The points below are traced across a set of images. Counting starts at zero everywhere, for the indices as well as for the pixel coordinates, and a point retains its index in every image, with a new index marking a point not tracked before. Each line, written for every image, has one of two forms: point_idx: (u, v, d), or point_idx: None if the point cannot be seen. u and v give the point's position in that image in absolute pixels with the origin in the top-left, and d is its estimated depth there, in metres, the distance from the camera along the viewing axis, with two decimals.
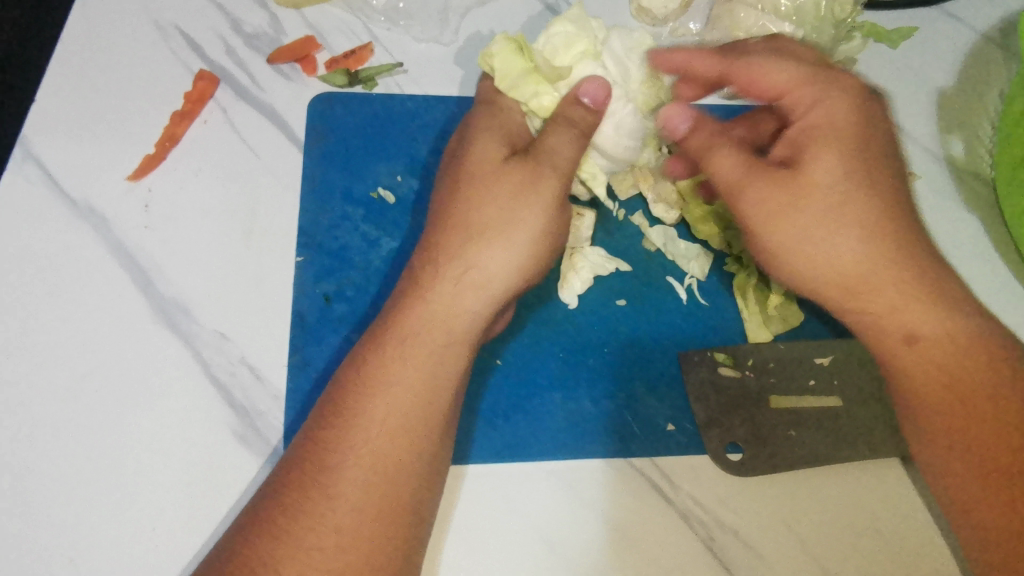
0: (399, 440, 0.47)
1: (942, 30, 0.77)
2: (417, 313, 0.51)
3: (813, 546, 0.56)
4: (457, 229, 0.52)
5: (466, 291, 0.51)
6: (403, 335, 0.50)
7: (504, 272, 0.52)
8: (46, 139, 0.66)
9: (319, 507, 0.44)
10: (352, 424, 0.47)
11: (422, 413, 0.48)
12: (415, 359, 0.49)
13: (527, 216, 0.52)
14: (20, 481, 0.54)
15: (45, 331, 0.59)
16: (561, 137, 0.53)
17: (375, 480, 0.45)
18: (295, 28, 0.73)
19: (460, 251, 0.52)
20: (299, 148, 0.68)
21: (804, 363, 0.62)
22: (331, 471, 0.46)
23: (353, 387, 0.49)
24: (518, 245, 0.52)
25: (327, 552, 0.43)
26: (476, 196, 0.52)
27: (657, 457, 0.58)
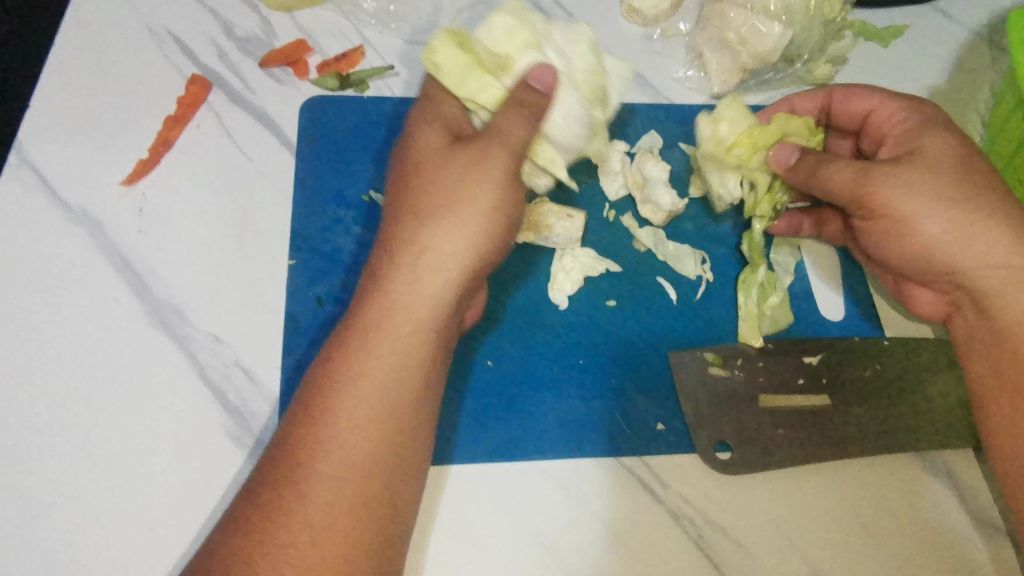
0: (366, 429, 0.47)
1: (931, 28, 0.77)
2: (377, 303, 0.51)
3: (800, 542, 0.57)
4: (414, 219, 0.52)
5: (423, 275, 0.51)
6: (366, 326, 0.51)
7: (462, 255, 0.52)
8: (40, 144, 0.66)
9: (291, 501, 0.45)
10: (321, 419, 0.48)
11: (388, 402, 0.48)
12: (376, 348, 0.49)
13: (477, 196, 0.52)
14: (19, 483, 0.54)
15: (41, 335, 0.59)
16: (510, 118, 0.53)
17: (345, 472, 0.46)
18: (286, 31, 0.73)
19: (415, 236, 0.52)
20: (291, 151, 0.69)
21: (792, 362, 0.62)
22: (302, 465, 0.46)
23: (317, 379, 0.49)
24: (476, 230, 0.52)
25: (300, 545, 0.44)
26: (429, 181, 0.53)
27: (647, 456, 0.59)
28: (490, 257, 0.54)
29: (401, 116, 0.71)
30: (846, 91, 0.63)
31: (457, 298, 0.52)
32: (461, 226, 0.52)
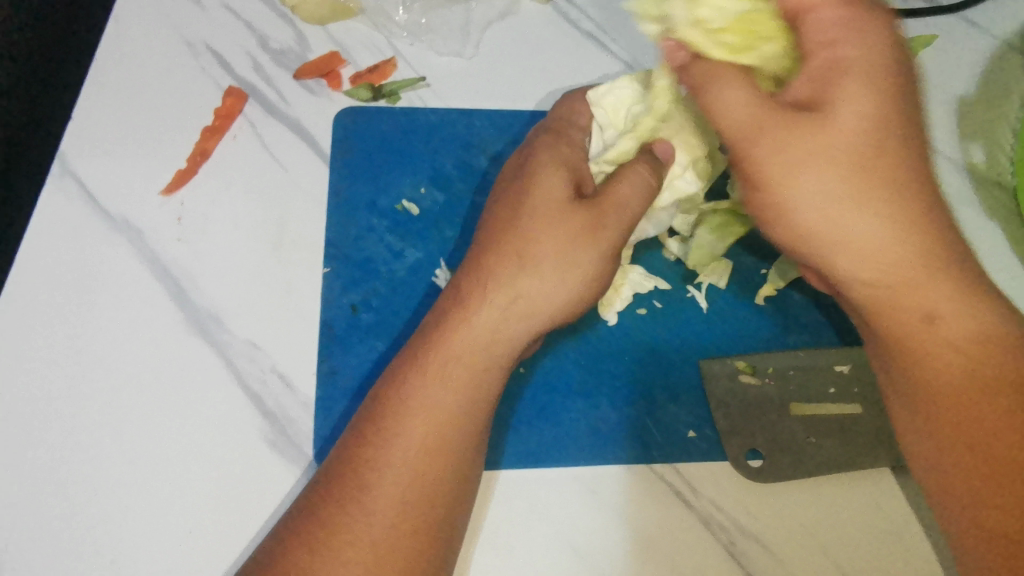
0: (435, 457, 0.48)
1: (959, 37, 0.78)
2: (462, 335, 0.52)
3: (835, 550, 0.56)
4: (513, 257, 0.53)
5: (512, 318, 0.52)
6: (446, 357, 0.51)
7: (556, 306, 0.53)
8: (83, 155, 0.68)
9: (357, 523, 0.46)
10: (390, 442, 0.48)
11: (463, 437, 0.50)
12: (452, 378, 0.50)
13: (585, 257, 0.53)
14: (63, 485, 0.56)
15: (84, 341, 0.61)
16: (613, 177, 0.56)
17: (410, 497, 0.47)
18: (320, 44, 0.75)
19: (512, 279, 0.52)
20: (325, 161, 0.70)
21: (823, 370, 0.62)
22: (367, 485, 0.47)
23: (391, 403, 0.50)
24: (574, 282, 0.53)
25: (365, 568, 0.45)
26: (548, 231, 0.53)
27: (679, 463, 0.59)
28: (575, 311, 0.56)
29: (433, 127, 0.73)
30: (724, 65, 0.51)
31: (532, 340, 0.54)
32: (560, 281, 0.52)
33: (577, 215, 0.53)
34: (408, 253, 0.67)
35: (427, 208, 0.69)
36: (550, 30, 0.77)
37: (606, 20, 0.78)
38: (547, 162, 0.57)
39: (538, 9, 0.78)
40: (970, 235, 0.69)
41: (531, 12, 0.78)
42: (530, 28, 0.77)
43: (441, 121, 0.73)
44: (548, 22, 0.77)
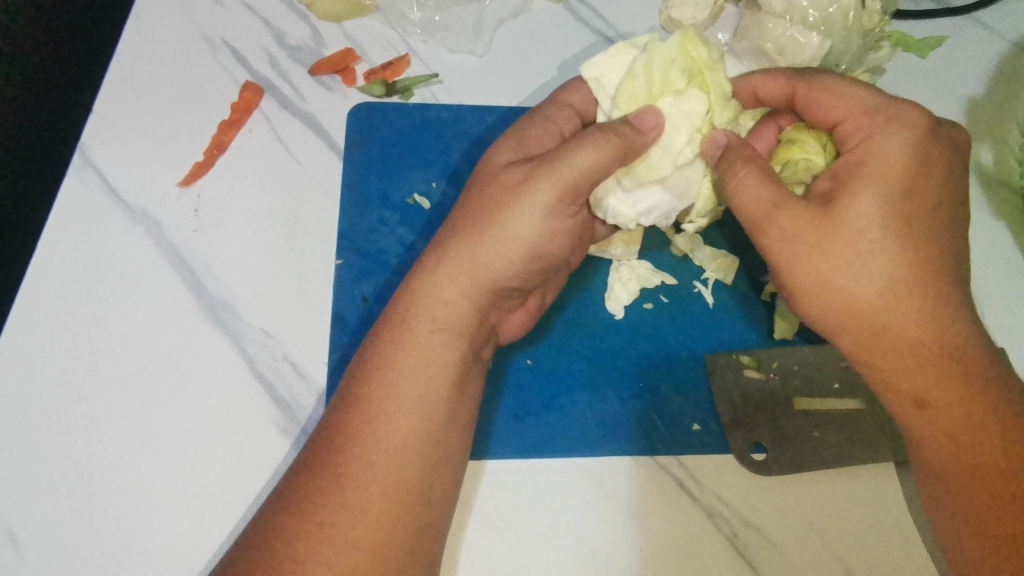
0: (395, 416, 0.49)
1: (970, 39, 0.78)
2: (406, 304, 0.54)
3: (836, 545, 0.57)
4: (449, 230, 0.56)
5: (447, 279, 0.54)
6: (395, 324, 0.53)
7: (492, 260, 0.54)
8: (102, 146, 0.70)
9: (328, 483, 0.48)
10: (354, 406, 0.50)
11: (417, 396, 0.50)
12: (401, 340, 0.52)
13: (519, 214, 0.53)
14: (83, 467, 0.57)
15: (102, 327, 0.63)
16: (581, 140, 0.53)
17: (377, 455, 0.48)
18: (336, 40, 0.76)
19: (447, 244, 0.55)
20: (339, 156, 0.71)
21: (828, 366, 0.63)
22: (340, 451, 0.48)
23: (357, 370, 0.52)
24: (511, 236, 0.53)
25: (340, 527, 0.46)
26: (482, 200, 0.55)
27: (683, 456, 0.60)
28: (531, 264, 0.55)
29: (444, 123, 0.74)
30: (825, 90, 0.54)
31: (480, 302, 0.54)
32: (494, 240, 0.53)
33: (511, 177, 0.55)
34: (419, 246, 0.69)
35: (438, 202, 0.71)
36: (562, 28, 0.78)
37: (617, 18, 0.79)
38: (506, 142, 0.59)
39: (550, 7, 0.79)
40: (976, 236, 0.70)
41: (543, 10, 0.79)
42: (542, 26, 0.78)
43: (453, 117, 0.74)
44: (560, 20, 0.78)
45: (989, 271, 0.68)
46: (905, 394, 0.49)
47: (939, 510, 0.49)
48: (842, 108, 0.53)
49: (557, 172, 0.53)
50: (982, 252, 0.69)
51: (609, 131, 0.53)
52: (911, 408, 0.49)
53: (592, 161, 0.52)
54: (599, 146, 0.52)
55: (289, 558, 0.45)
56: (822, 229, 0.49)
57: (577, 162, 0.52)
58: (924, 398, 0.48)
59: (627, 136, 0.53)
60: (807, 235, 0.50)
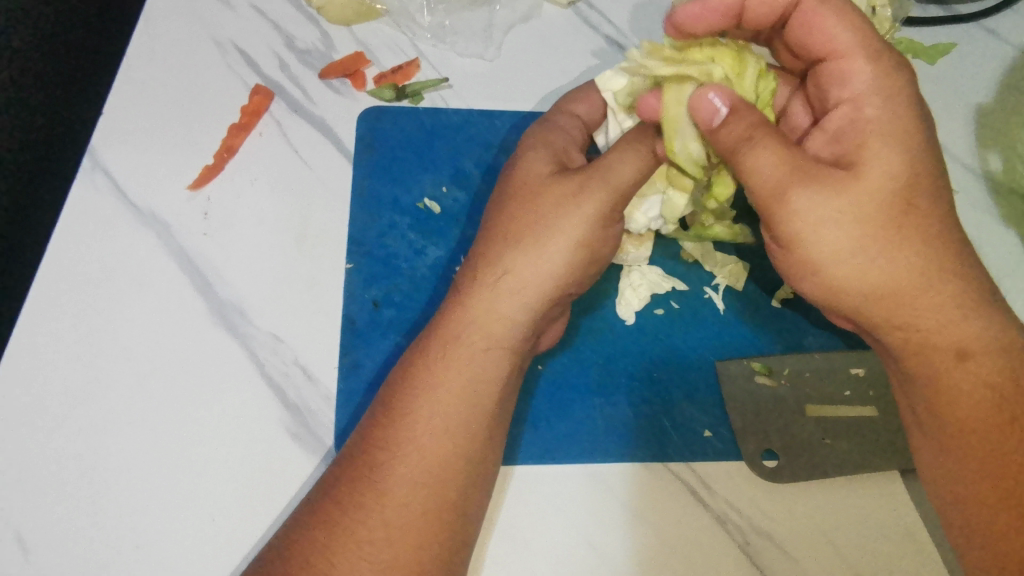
0: (442, 438, 0.49)
1: (978, 46, 0.78)
2: (459, 320, 0.53)
3: (849, 552, 0.57)
4: (499, 240, 0.55)
5: (502, 295, 0.53)
6: (446, 341, 0.52)
7: (545, 273, 0.53)
8: (112, 149, 0.70)
9: (368, 501, 0.47)
10: (399, 424, 0.49)
11: (465, 413, 0.50)
12: (454, 359, 0.51)
13: (570, 223, 0.53)
14: (91, 471, 0.57)
15: (111, 332, 0.62)
16: (623, 155, 0.53)
17: (426, 478, 0.48)
18: (346, 44, 0.76)
19: (499, 259, 0.54)
20: (349, 159, 0.71)
21: (839, 373, 0.63)
22: (382, 468, 0.48)
23: (402, 388, 0.51)
24: (561, 245, 0.53)
25: (377, 545, 0.45)
26: (531, 209, 0.54)
27: (694, 462, 0.60)
28: (577, 280, 0.55)
29: (455, 128, 0.74)
30: (817, 12, 0.50)
31: (534, 322, 0.54)
32: (547, 250, 0.53)
33: (559, 187, 0.54)
34: (429, 251, 0.68)
35: (449, 206, 0.70)
36: (572, 33, 0.78)
37: (627, 24, 0.79)
38: (533, 147, 0.58)
39: (560, 12, 0.79)
40: (985, 243, 0.70)
41: (552, 15, 0.79)
42: (551, 31, 0.78)
43: (463, 122, 0.74)
44: (570, 25, 0.78)
45: (997, 278, 0.68)
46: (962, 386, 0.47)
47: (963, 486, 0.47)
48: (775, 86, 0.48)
49: (611, 184, 0.53)
50: (991, 259, 0.69)
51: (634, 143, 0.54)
52: (950, 364, 0.47)
53: (634, 171, 0.53)
54: (639, 155, 0.53)
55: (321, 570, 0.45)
56: (847, 192, 0.47)
57: (620, 171, 0.53)
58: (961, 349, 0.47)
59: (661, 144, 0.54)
60: (803, 196, 0.47)
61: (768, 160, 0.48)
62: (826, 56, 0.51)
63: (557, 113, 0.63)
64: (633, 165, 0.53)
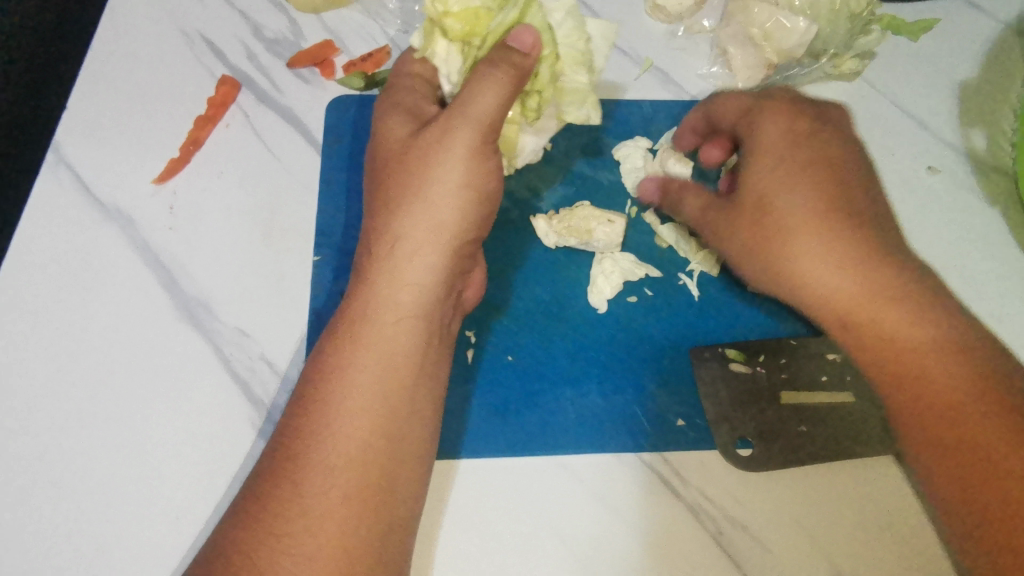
0: (356, 418, 0.48)
1: (963, 21, 0.76)
2: (363, 297, 0.52)
3: (824, 541, 0.56)
4: (385, 208, 0.54)
5: (400, 262, 0.52)
6: (350, 320, 0.52)
7: (437, 224, 0.53)
8: (77, 143, 0.69)
9: (285, 492, 0.46)
10: (316, 411, 0.49)
11: (376, 387, 0.49)
12: (361, 336, 0.51)
13: (444, 169, 0.53)
14: (53, 472, 0.56)
15: (76, 327, 0.62)
16: (484, 88, 0.51)
17: (345, 463, 0.47)
18: (315, 32, 0.75)
19: (389, 227, 0.53)
20: (317, 149, 0.70)
21: (815, 358, 0.61)
22: (298, 458, 0.47)
23: (315, 374, 0.50)
24: (443, 192, 0.53)
25: (298, 534, 0.44)
26: (413, 174, 0.53)
27: (667, 452, 0.59)
28: (467, 224, 0.54)
29: None
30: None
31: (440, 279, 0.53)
32: (431, 203, 0.53)
33: (429, 134, 0.53)
34: None
35: None
36: None
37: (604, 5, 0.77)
38: (395, 105, 0.57)
39: None
40: (969, 224, 0.68)
41: None
42: None
43: None
44: None
45: (982, 260, 0.66)
46: (866, 326, 0.52)
47: (930, 452, 0.48)
48: None
49: (472, 118, 0.51)
50: (975, 239, 0.67)
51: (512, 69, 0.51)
52: (839, 333, 0.54)
53: (494, 98, 0.50)
54: (497, 82, 0.50)
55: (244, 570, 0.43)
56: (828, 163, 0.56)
57: (481, 102, 0.51)
58: (851, 322, 0.53)
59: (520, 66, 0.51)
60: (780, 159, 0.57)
61: (776, 130, 0.57)
62: None
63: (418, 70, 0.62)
64: (490, 93, 0.50)
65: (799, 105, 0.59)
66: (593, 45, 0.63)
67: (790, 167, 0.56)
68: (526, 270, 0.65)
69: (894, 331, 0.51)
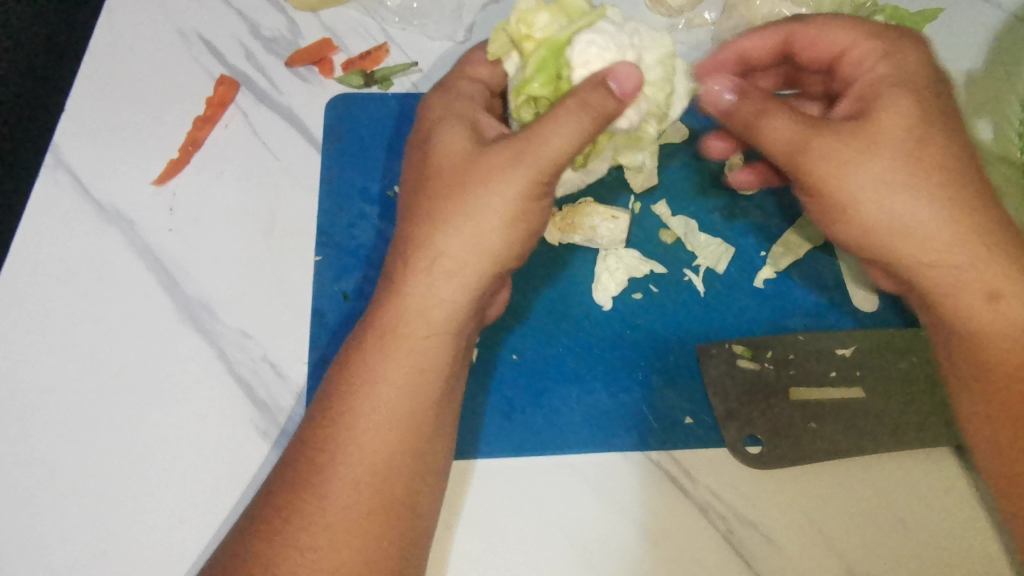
0: (380, 433, 0.48)
1: (968, 10, 0.76)
2: (397, 311, 0.50)
3: (836, 539, 0.55)
4: (428, 219, 0.50)
5: (437, 279, 0.50)
6: (382, 333, 0.50)
7: (481, 242, 0.49)
8: (75, 144, 0.68)
9: (307, 506, 0.46)
10: (339, 424, 0.48)
11: (397, 406, 0.48)
12: (392, 353, 0.49)
13: (498, 194, 0.48)
14: (57, 478, 0.56)
15: (78, 331, 0.61)
16: (560, 129, 0.47)
17: (368, 476, 0.47)
18: (313, 31, 0.74)
19: (429, 243, 0.50)
20: (317, 148, 0.70)
21: (825, 354, 0.61)
22: (318, 468, 0.47)
23: (345, 388, 0.49)
24: (496, 219, 0.49)
25: (322, 551, 0.45)
26: (457, 189, 0.49)
27: (675, 450, 0.58)
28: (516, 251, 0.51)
29: None
30: (817, 23, 0.52)
31: (476, 301, 0.51)
32: (476, 224, 0.49)
33: (486, 158, 0.49)
34: None
35: None
36: None
37: None
38: (448, 121, 0.52)
39: None
40: None
41: None
42: None
43: None
44: None
45: None
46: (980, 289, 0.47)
47: (997, 465, 0.49)
48: (845, 36, 0.51)
49: (537, 157, 0.47)
50: None
51: (584, 107, 0.47)
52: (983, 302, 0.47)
53: (568, 144, 0.47)
54: (574, 127, 0.47)
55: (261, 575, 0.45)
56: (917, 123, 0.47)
57: (554, 146, 0.47)
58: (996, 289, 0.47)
59: (603, 106, 0.48)
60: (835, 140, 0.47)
61: (879, 70, 0.49)
62: (838, 53, 0.51)
63: (456, 78, 0.58)
64: (563, 136, 0.47)
65: (904, 56, 0.49)
66: (575, 73, 0.52)
67: (868, 139, 0.47)
68: (531, 268, 0.65)
69: (998, 298, 0.47)
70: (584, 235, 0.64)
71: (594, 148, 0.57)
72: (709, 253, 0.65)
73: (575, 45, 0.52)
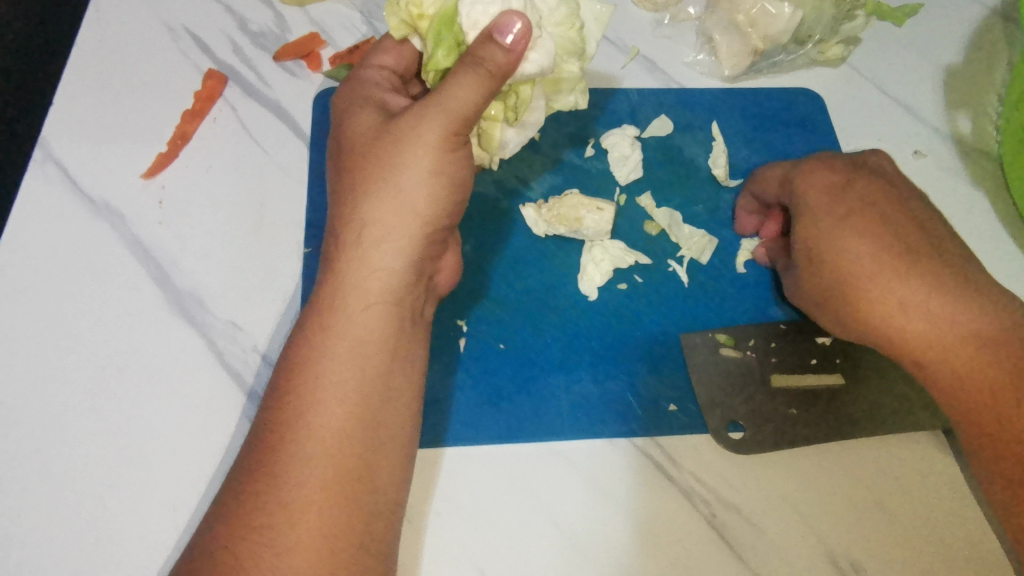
0: (331, 407, 0.49)
1: (945, 7, 0.78)
2: (333, 284, 0.52)
3: (816, 522, 0.56)
4: (353, 194, 0.54)
5: (370, 249, 0.52)
6: (325, 310, 0.52)
7: (406, 205, 0.52)
8: (63, 138, 0.68)
9: (265, 483, 0.47)
10: (295, 403, 0.49)
11: (345, 375, 0.49)
12: (334, 326, 0.51)
13: (415, 156, 0.52)
14: (48, 467, 0.56)
15: (67, 323, 0.61)
16: (460, 81, 0.50)
17: (324, 449, 0.47)
18: (301, 26, 0.75)
19: (358, 215, 0.53)
20: (306, 141, 0.70)
21: (804, 342, 0.62)
22: (275, 446, 0.48)
23: (289, 366, 0.51)
24: (414, 178, 0.52)
25: (279, 525, 0.45)
26: (377, 160, 0.53)
27: (659, 436, 0.59)
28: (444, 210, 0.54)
29: None
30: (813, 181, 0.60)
31: (412, 266, 0.53)
32: (401, 189, 0.52)
33: (401, 123, 0.53)
34: None
35: None
36: None
37: None
38: (357, 103, 0.57)
39: None
40: (956, 205, 0.69)
41: None
42: None
43: None
44: None
45: (970, 240, 0.67)
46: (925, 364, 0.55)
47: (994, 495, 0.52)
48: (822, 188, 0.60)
49: (446, 109, 0.51)
50: (962, 220, 0.68)
51: (477, 61, 0.50)
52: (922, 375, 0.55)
53: (471, 94, 0.50)
54: (476, 79, 0.50)
55: (224, 560, 0.44)
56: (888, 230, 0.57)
57: (459, 96, 0.50)
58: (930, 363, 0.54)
59: (496, 62, 0.50)
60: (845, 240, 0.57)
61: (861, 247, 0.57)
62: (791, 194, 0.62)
63: (361, 65, 0.62)
64: (467, 86, 0.50)
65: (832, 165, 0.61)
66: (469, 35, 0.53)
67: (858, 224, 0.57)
68: (519, 260, 0.66)
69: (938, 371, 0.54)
70: (570, 227, 0.65)
71: (519, 98, 0.57)
72: (693, 245, 0.67)
73: (462, 9, 0.53)
